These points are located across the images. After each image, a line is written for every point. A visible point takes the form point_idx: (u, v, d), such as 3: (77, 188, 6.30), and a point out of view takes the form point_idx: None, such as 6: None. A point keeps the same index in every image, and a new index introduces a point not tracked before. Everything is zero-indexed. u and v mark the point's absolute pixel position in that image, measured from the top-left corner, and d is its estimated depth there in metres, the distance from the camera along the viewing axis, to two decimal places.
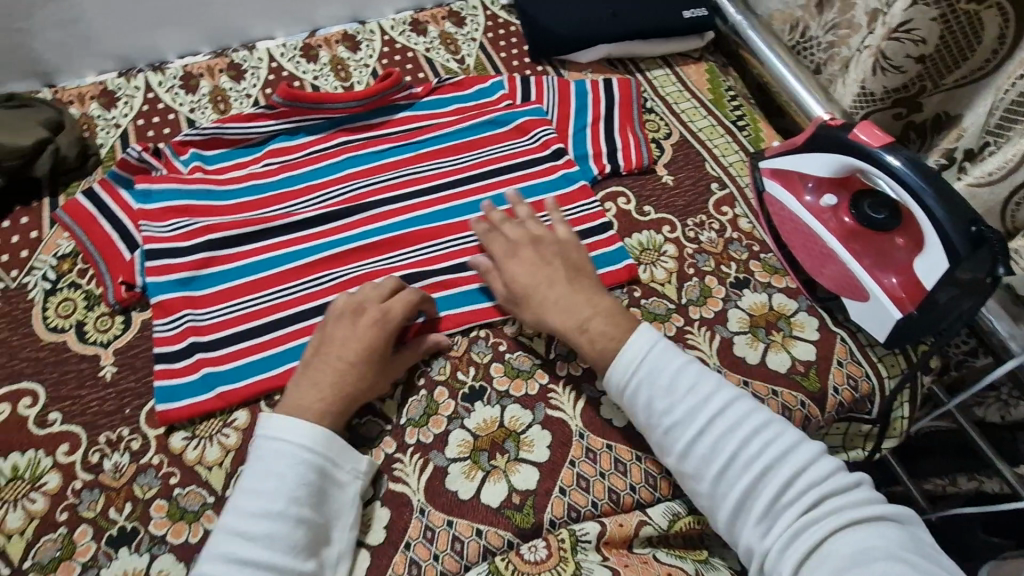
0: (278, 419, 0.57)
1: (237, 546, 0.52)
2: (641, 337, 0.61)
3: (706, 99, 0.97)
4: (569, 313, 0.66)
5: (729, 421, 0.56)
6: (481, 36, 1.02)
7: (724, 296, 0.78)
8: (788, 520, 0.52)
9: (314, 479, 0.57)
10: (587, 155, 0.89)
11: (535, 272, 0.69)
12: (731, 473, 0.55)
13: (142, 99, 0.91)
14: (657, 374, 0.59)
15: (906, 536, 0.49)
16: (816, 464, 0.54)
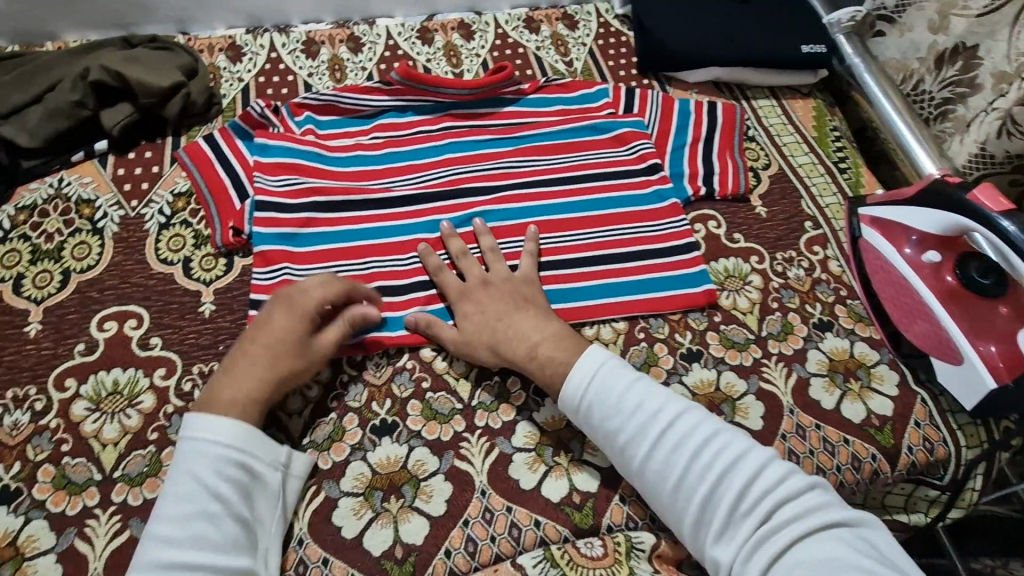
0: (203, 420, 0.57)
1: (162, 549, 0.51)
2: (589, 358, 0.63)
3: (810, 136, 0.96)
4: (518, 342, 0.67)
5: (678, 436, 0.57)
6: (592, 42, 1.03)
7: (805, 335, 0.77)
8: (752, 533, 0.51)
9: (237, 475, 0.56)
10: (683, 175, 0.89)
11: (484, 313, 0.70)
12: (686, 486, 0.55)
13: (265, 57, 0.95)
14: (604, 392, 0.61)
15: (862, 539, 0.48)
16: (773, 473, 0.53)
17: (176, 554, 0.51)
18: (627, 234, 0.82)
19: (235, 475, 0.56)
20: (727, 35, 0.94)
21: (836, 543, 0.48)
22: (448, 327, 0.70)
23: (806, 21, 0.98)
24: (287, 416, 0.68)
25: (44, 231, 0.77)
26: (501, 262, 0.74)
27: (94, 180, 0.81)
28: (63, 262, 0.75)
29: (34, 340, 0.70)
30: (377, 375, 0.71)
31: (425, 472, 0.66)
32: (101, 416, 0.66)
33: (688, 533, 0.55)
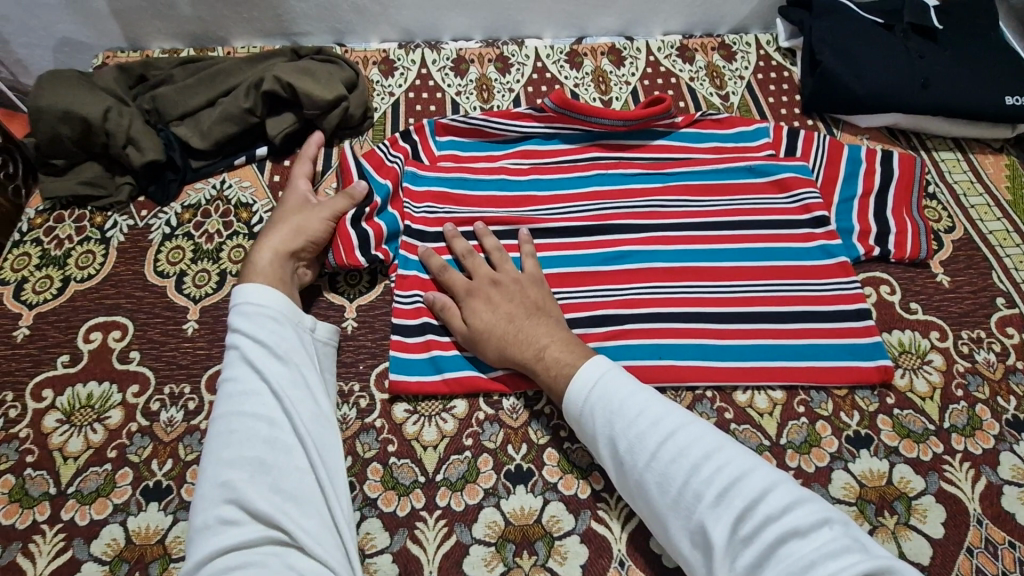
0: (244, 288, 0.63)
1: (230, 392, 0.57)
2: (592, 364, 0.61)
3: (1003, 198, 0.85)
4: (526, 343, 0.65)
5: (678, 448, 0.53)
6: (750, 75, 0.97)
7: (997, 433, 0.67)
8: (758, 564, 0.46)
9: (272, 326, 0.61)
10: (853, 232, 0.80)
11: (495, 312, 0.68)
12: (699, 509, 0.50)
13: (415, 73, 0.96)
14: (608, 397, 0.58)
15: None
16: (799, 506, 0.49)
17: (245, 397, 0.57)
18: (789, 290, 0.75)
19: (279, 325, 0.62)
20: (919, 78, 0.85)
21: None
22: (459, 320, 0.69)
23: (1012, 68, 0.86)
24: (422, 448, 0.66)
25: (206, 231, 0.80)
26: (506, 260, 0.73)
27: (253, 185, 0.84)
28: (220, 263, 0.78)
29: (190, 338, 0.72)
30: (514, 417, 0.68)
31: (560, 530, 0.62)
32: None
33: (691, 552, 0.51)
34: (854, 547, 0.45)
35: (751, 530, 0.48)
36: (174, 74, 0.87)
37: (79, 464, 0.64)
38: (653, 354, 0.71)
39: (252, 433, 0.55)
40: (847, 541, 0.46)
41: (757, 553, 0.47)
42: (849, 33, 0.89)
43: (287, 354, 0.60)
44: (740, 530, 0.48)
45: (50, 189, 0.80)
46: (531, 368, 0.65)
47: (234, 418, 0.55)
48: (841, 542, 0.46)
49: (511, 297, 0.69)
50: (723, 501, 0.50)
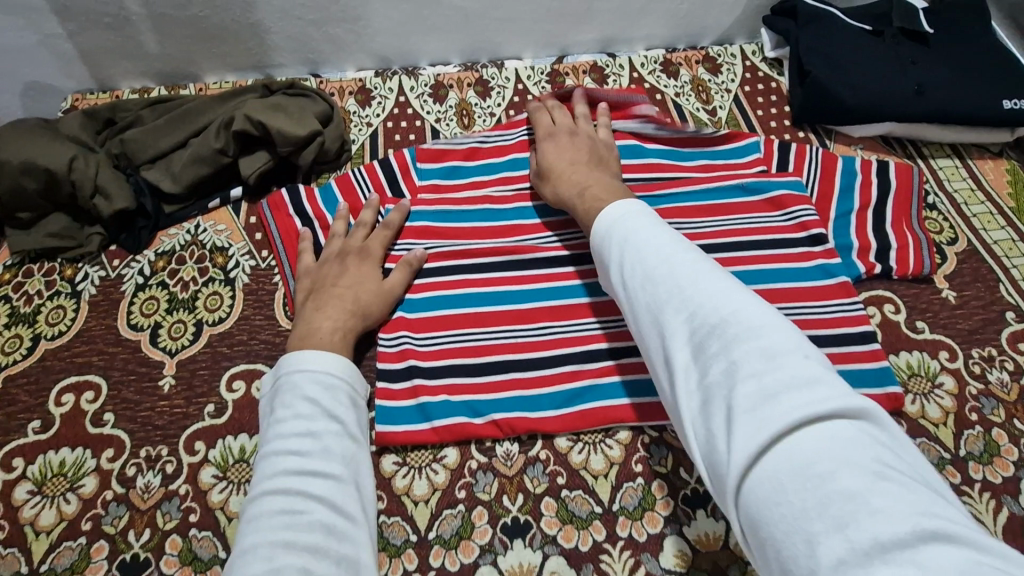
0: (312, 355, 0.61)
1: (291, 460, 0.52)
2: (617, 207, 0.55)
3: (1006, 204, 0.82)
4: (573, 182, 0.71)
5: (672, 273, 0.46)
6: (737, 88, 0.94)
7: (1016, 458, 0.64)
8: (723, 380, 0.39)
9: (337, 396, 0.59)
10: (852, 248, 0.77)
11: (564, 150, 0.76)
12: (680, 332, 0.44)
13: (393, 101, 0.94)
14: (631, 228, 0.52)
15: (878, 449, 0.35)
16: (786, 337, 0.40)
17: (304, 462, 0.52)
18: (789, 314, 0.72)
19: (347, 403, 0.59)
20: (913, 86, 0.82)
21: (831, 434, 0.35)
22: (535, 162, 0.78)
23: (1008, 69, 0.83)
24: (413, 504, 0.63)
25: (180, 279, 0.77)
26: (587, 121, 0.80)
27: (228, 228, 0.81)
28: (196, 312, 0.75)
29: (166, 395, 0.69)
30: (509, 464, 0.65)
31: None
32: (228, 486, 0.63)
33: (660, 370, 0.45)
34: (828, 380, 0.37)
35: (723, 352, 0.40)
36: (143, 116, 0.84)
37: (52, 539, 0.61)
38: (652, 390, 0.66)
39: (313, 511, 0.49)
40: (820, 373, 0.38)
41: (725, 370, 0.39)
42: (837, 41, 0.86)
43: (358, 435, 0.58)
44: (710, 347, 0.41)
45: (17, 243, 0.76)
46: (573, 207, 0.69)
47: (291, 488, 0.50)
48: (820, 375, 0.37)
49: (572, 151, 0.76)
50: (702, 321, 0.42)
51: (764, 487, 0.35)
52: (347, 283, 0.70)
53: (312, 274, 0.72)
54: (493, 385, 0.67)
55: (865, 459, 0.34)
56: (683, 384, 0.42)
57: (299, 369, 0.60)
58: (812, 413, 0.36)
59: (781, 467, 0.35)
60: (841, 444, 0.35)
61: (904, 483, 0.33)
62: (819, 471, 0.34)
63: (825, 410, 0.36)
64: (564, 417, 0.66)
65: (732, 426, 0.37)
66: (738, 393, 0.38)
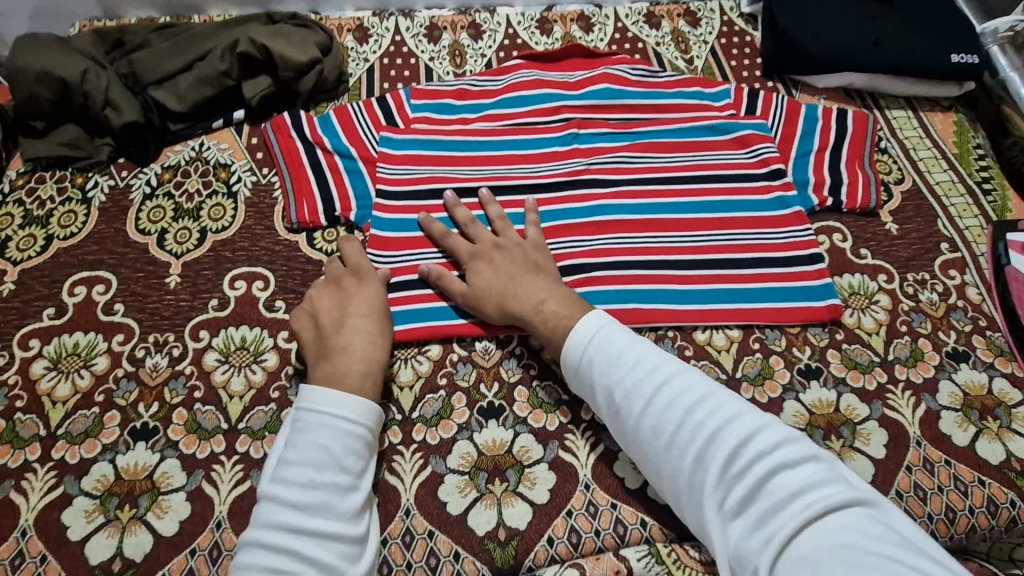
0: (321, 395, 0.60)
1: (288, 514, 0.53)
2: (592, 317, 0.62)
3: (950, 151, 0.89)
4: (524, 298, 0.68)
5: (671, 394, 0.56)
6: (714, 40, 1.01)
7: (937, 363, 0.72)
8: (746, 498, 0.49)
9: (348, 440, 0.58)
10: (808, 183, 0.85)
11: (496, 272, 0.71)
12: (698, 450, 0.52)
13: (389, 40, 0.99)
14: (607, 347, 0.60)
15: (882, 527, 0.45)
16: (784, 444, 0.51)
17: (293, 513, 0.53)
18: (747, 238, 0.79)
19: (358, 447, 0.59)
20: (870, 39, 0.89)
21: (847, 524, 0.45)
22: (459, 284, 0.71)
23: (957, 29, 0.91)
24: (399, 389, 0.69)
25: (185, 190, 0.82)
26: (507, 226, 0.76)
27: (231, 147, 0.86)
28: (200, 221, 0.80)
29: (173, 290, 0.74)
30: (486, 358, 0.72)
31: (528, 459, 0.66)
32: (229, 368, 0.70)
33: (680, 494, 0.54)
34: (831, 477, 0.49)
35: (738, 470, 0.50)
36: (151, 39, 0.89)
37: (67, 408, 0.67)
38: (618, 299, 0.75)
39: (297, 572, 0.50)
40: (825, 474, 0.49)
41: (745, 488, 0.49)
42: None
43: (359, 483, 0.58)
44: (730, 468, 0.51)
45: (31, 150, 0.81)
46: (532, 324, 0.68)
47: (281, 546, 0.52)
48: (823, 474, 0.48)
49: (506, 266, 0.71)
50: (714, 440, 0.52)
51: None
52: (364, 306, 0.68)
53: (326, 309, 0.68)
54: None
55: (876, 540, 0.44)
56: (711, 504, 0.51)
57: (304, 406, 0.60)
58: (825, 506, 0.46)
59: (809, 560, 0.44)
60: (851, 529, 0.45)
61: (908, 553, 0.43)
62: (844, 555, 0.43)
63: (831, 503, 0.46)
64: None
65: (766, 535, 0.47)
66: (764, 506, 0.48)
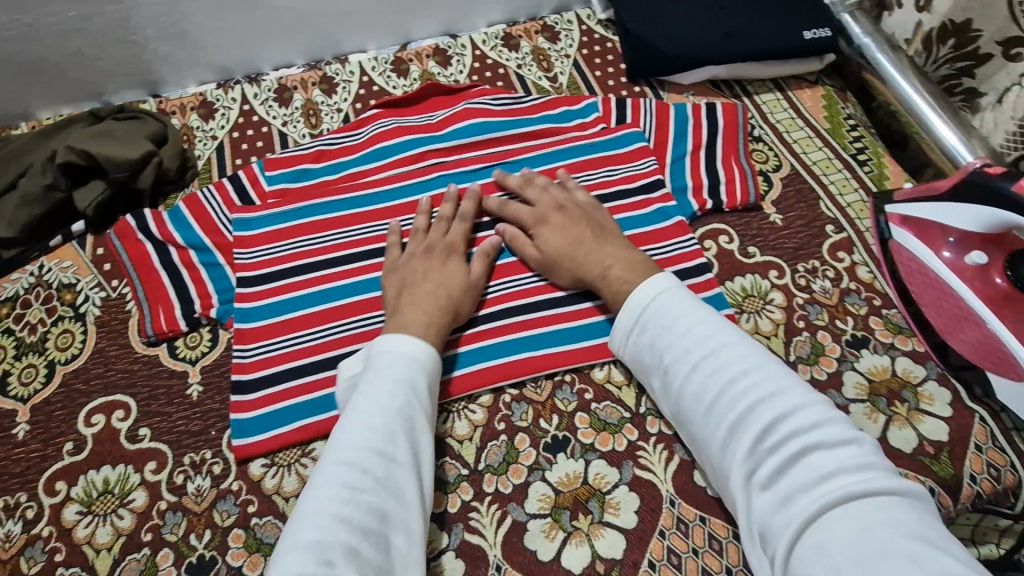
0: (407, 341, 0.60)
1: (366, 439, 0.52)
2: (654, 281, 0.60)
3: (823, 128, 0.88)
4: (593, 263, 0.68)
5: (717, 365, 0.53)
6: (576, 53, 0.98)
7: (838, 355, 0.70)
8: (779, 470, 0.47)
9: (417, 378, 0.58)
10: (686, 188, 0.83)
11: (565, 236, 0.71)
12: (733, 423, 0.51)
13: (237, 111, 0.93)
14: (661, 313, 0.58)
15: (912, 520, 0.42)
16: (827, 426, 0.48)
17: (366, 437, 0.52)
18: None
19: (427, 387, 0.59)
20: (722, 30, 0.88)
21: (872, 512, 0.42)
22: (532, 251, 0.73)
23: (804, 4, 0.90)
24: (285, 501, 0.64)
25: (27, 322, 0.75)
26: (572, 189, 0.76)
27: (74, 263, 0.79)
28: (47, 354, 0.73)
29: (22, 442, 0.67)
30: None
31: (433, 550, 0.61)
32: (93, 519, 0.63)
33: (717, 458, 0.53)
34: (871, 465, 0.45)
35: (775, 444, 0.48)
36: None
37: None
38: (510, 351, 0.70)
39: (370, 494, 0.49)
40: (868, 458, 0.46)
41: (776, 462, 0.47)
42: None
43: (427, 419, 0.57)
44: (765, 440, 0.49)
45: None
46: (600, 289, 0.67)
47: (355, 464, 0.50)
48: (862, 458, 0.45)
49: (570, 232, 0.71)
50: (754, 413, 0.50)
51: (808, 565, 0.42)
52: (440, 274, 0.69)
53: (400, 270, 0.71)
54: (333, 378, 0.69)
55: (910, 537, 0.41)
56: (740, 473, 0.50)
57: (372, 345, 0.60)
58: (853, 492, 0.43)
59: (825, 544, 0.42)
60: (882, 520, 0.42)
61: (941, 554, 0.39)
62: (866, 545, 0.41)
63: (867, 490, 0.43)
64: None
65: (787, 509, 0.45)
66: (791, 481, 0.46)
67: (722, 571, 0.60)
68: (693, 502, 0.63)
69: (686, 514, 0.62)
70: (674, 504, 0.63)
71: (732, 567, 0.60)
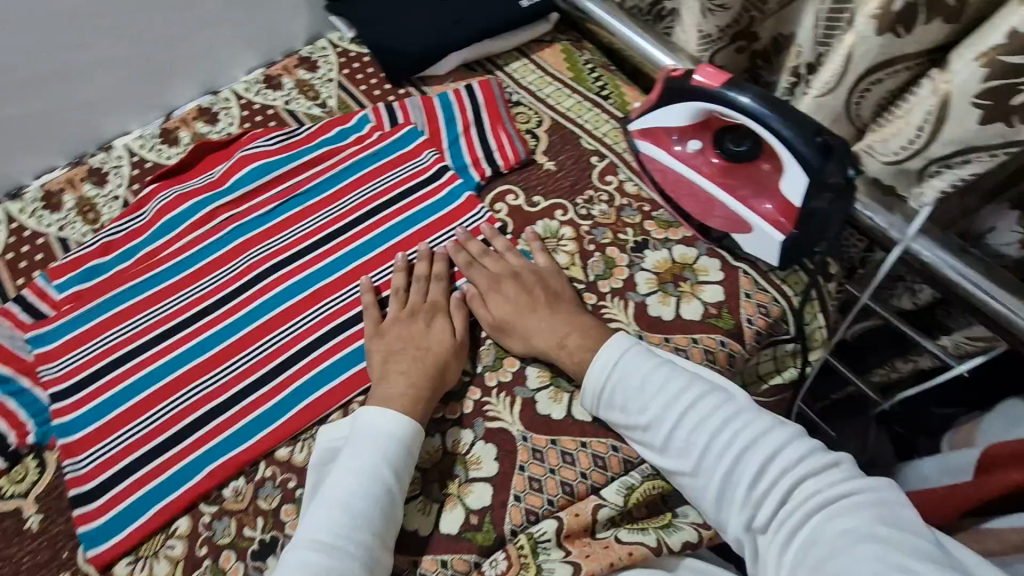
0: (378, 416, 0.64)
1: (335, 519, 0.58)
2: (615, 343, 0.66)
3: (567, 78, 0.99)
4: (546, 334, 0.71)
5: (696, 420, 0.61)
6: (337, 75, 1.02)
7: (627, 262, 0.80)
8: (772, 514, 0.56)
9: (393, 457, 0.62)
10: (466, 165, 0.91)
11: (514, 303, 0.73)
12: (712, 460, 0.59)
13: (5, 232, 0.88)
14: (628, 375, 0.65)
15: (884, 511, 0.52)
16: (799, 445, 0.58)
17: (337, 517, 0.58)
18: (434, 245, 0.83)
19: (412, 458, 0.64)
20: (450, 18, 0.96)
21: (852, 512, 0.52)
22: (483, 313, 0.75)
23: None
24: None
25: None
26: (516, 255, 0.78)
27: None
28: None
29: None
30: (240, 500, 0.68)
31: None
32: None
33: (711, 512, 0.60)
34: (847, 479, 0.55)
35: (767, 484, 0.56)
36: None
37: None
38: (349, 364, 0.75)
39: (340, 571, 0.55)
40: (845, 475, 0.56)
41: (771, 505, 0.56)
42: (381, 10, 0.98)
43: (399, 496, 0.62)
44: (756, 484, 0.57)
45: None
46: (556, 357, 0.70)
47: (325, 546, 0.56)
48: (840, 476, 0.55)
49: (530, 286, 0.75)
50: (744, 458, 0.58)
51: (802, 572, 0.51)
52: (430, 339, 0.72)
53: (384, 335, 0.73)
54: (157, 468, 0.68)
55: (880, 523, 0.50)
56: (738, 518, 0.57)
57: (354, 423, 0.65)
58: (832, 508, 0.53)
59: (814, 546, 0.51)
60: (861, 514, 0.52)
61: (908, 538, 0.49)
62: (846, 543, 0.50)
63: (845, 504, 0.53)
64: (278, 429, 0.71)
65: (784, 543, 0.54)
66: (787, 516, 0.55)
67: (578, 477, 0.67)
68: (544, 430, 0.70)
69: (538, 443, 0.69)
70: (527, 439, 0.69)
71: (586, 471, 0.67)
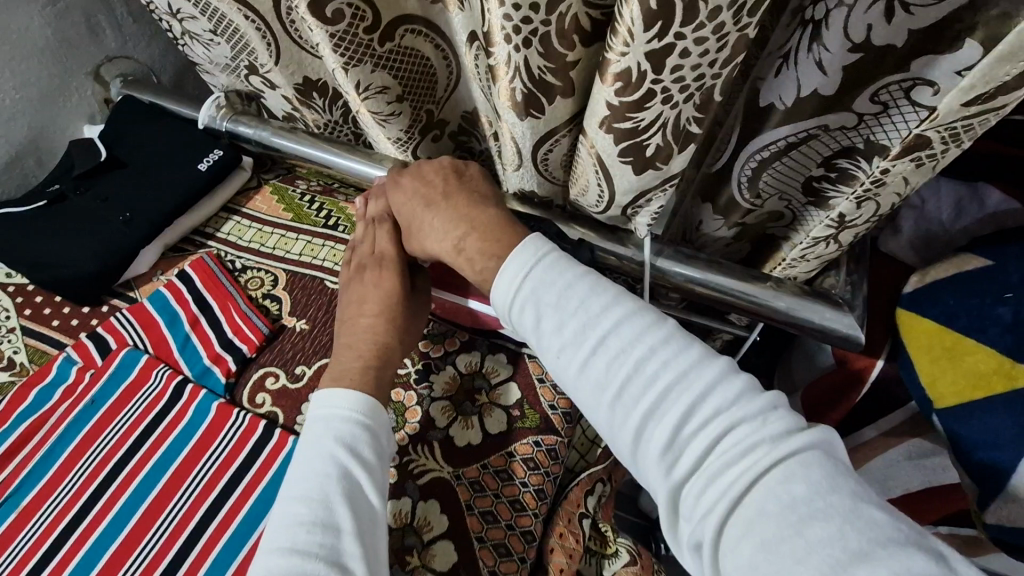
0: (336, 398, 0.60)
1: (301, 513, 0.54)
2: (528, 251, 0.52)
3: (287, 220, 0.91)
4: (440, 239, 0.61)
5: (620, 347, 0.47)
6: (18, 319, 0.84)
7: (417, 399, 0.73)
8: (698, 460, 0.44)
9: (350, 441, 0.58)
10: (207, 366, 0.79)
11: (415, 199, 0.65)
12: (632, 394, 0.46)
13: None
14: (544, 290, 0.50)
15: (837, 474, 0.41)
16: (742, 386, 0.45)
17: (302, 509, 0.54)
18: (202, 477, 0.71)
19: (378, 436, 0.60)
20: (123, 213, 0.84)
21: (798, 474, 0.40)
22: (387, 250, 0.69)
23: (186, 137, 0.92)
24: None
25: None
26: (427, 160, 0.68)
27: None
28: None
29: None
30: None
31: None
32: None
33: (625, 450, 0.47)
34: (795, 429, 0.43)
35: (699, 424, 0.44)
36: None
37: None
38: None
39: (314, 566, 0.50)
40: (790, 423, 0.44)
41: (698, 451, 0.44)
42: (35, 231, 0.82)
43: (371, 477, 0.57)
44: (685, 425, 0.44)
45: None
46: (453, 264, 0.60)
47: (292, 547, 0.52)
48: (784, 423, 0.43)
49: (430, 175, 0.65)
50: (673, 392, 0.45)
51: (733, 548, 0.40)
52: (376, 304, 0.66)
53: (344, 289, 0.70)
54: None
55: (829, 492, 0.39)
56: (654, 463, 0.45)
57: (310, 410, 0.61)
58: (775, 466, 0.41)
59: (757, 522, 0.40)
60: (809, 475, 0.40)
61: (866, 510, 0.38)
62: (791, 519, 0.38)
63: (791, 464, 0.41)
64: None
65: (707, 498, 0.42)
66: (715, 469, 0.43)
67: None
68: None
69: None
70: None
71: None
